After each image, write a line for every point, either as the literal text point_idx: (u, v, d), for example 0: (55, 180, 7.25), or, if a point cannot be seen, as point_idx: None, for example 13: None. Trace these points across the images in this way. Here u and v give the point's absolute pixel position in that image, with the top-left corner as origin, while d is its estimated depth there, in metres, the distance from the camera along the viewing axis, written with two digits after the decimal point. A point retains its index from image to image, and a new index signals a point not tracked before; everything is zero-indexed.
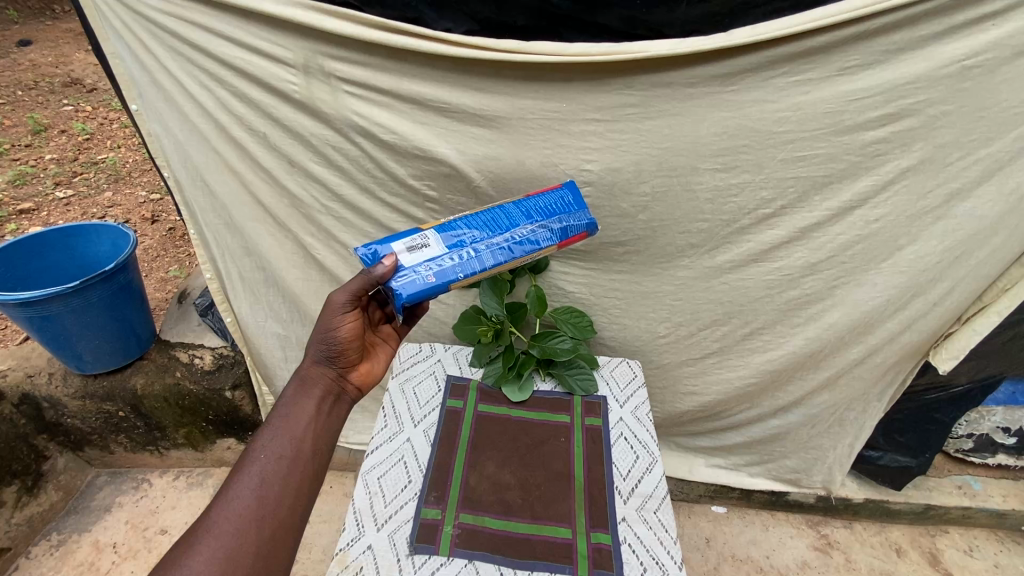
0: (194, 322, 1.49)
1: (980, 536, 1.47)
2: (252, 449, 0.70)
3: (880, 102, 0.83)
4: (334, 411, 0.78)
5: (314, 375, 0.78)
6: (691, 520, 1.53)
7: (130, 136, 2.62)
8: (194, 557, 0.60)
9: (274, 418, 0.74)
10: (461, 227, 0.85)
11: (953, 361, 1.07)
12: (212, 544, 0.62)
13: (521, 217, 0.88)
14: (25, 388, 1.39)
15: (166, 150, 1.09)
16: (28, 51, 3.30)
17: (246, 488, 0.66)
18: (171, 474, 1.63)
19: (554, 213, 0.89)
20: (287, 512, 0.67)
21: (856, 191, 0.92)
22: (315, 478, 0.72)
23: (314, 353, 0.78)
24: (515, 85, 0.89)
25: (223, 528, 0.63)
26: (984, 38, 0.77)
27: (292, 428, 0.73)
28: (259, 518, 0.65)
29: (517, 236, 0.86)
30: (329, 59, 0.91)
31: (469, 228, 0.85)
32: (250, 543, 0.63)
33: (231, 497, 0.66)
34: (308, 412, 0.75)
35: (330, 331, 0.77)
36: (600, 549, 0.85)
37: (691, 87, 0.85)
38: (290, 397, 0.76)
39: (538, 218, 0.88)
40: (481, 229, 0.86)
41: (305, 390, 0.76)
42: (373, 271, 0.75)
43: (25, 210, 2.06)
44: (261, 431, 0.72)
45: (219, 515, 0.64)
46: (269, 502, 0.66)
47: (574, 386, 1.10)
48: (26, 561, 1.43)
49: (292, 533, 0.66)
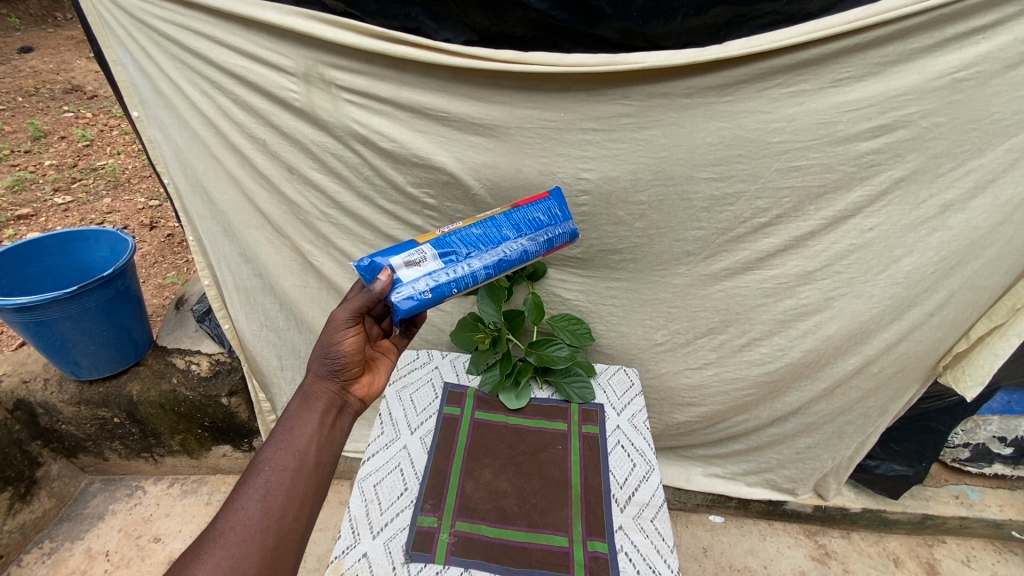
0: (190, 329, 1.50)
1: (978, 546, 1.47)
2: (257, 461, 0.69)
3: (873, 113, 0.85)
4: (338, 424, 0.77)
5: (319, 390, 0.77)
6: (688, 529, 1.52)
7: (130, 143, 2.64)
8: (200, 566, 0.60)
9: (277, 431, 0.73)
10: (456, 242, 0.84)
11: (976, 389, 1.07)
12: (218, 553, 0.61)
13: (511, 229, 0.89)
14: (21, 394, 1.39)
15: (167, 156, 1.09)
16: (30, 58, 3.33)
17: (251, 499, 0.66)
18: (165, 481, 1.62)
19: (543, 227, 0.91)
20: (290, 522, 0.67)
21: (850, 201, 0.93)
22: (319, 490, 0.71)
23: (317, 368, 0.78)
24: (512, 95, 0.90)
25: (228, 538, 0.62)
26: (974, 51, 0.79)
27: (296, 440, 0.72)
28: (263, 528, 0.64)
29: (507, 251, 0.87)
30: (329, 68, 0.92)
31: (463, 243, 0.85)
32: (255, 552, 0.62)
33: (236, 508, 0.65)
34: (311, 425, 0.74)
35: (332, 346, 0.76)
36: (597, 558, 0.85)
37: (688, 97, 0.86)
38: (293, 410, 0.75)
39: (528, 231, 0.89)
40: (474, 244, 0.85)
41: (309, 403, 0.76)
42: (372, 288, 0.75)
43: (24, 215, 2.06)
44: (266, 443, 0.71)
45: (223, 525, 0.64)
46: (273, 512, 0.66)
47: (571, 394, 1.10)
48: (17, 569, 1.41)
49: (295, 543, 0.66)
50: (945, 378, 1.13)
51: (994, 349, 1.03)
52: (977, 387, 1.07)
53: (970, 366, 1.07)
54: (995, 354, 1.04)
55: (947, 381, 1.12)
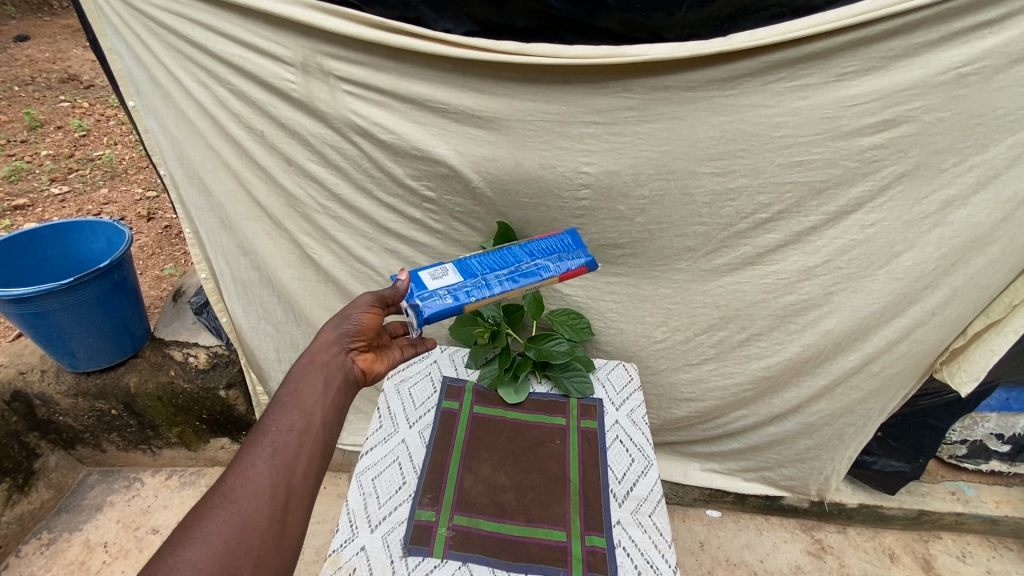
0: (188, 321, 1.49)
1: (973, 541, 1.48)
2: (264, 423, 0.69)
3: (877, 108, 0.84)
4: (342, 389, 0.77)
5: (327, 353, 0.78)
6: (685, 523, 1.53)
7: (128, 133, 2.62)
8: (212, 520, 0.58)
9: (283, 393, 0.72)
10: (475, 264, 0.92)
11: (972, 385, 1.08)
12: (229, 508, 0.60)
13: (525, 255, 0.94)
14: (17, 385, 1.38)
15: (163, 147, 1.08)
16: (26, 46, 3.29)
17: (259, 457, 0.65)
18: (163, 473, 1.62)
19: (554, 253, 0.95)
20: (299, 481, 0.65)
21: (852, 196, 0.93)
22: (326, 452, 0.70)
23: (328, 333, 0.80)
24: (513, 87, 0.89)
25: (239, 494, 0.61)
26: (980, 46, 0.78)
27: (303, 401, 0.71)
28: (272, 485, 0.63)
29: (522, 270, 0.92)
30: (327, 58, 0.91)
31: (482, 265, 0.92)
32: (265, 507, 0.61)
33: (245, 466, 0.64)
34: (317, 387, 0.74)
35: (351, 317, 0.82)
36: (595, 553, 0.85)
37: (690, 91, 0.86)
38: (299, 372, 0.75)
39: (542, 255, 0.94)
40: (492, 265, 0.92)
41: (315, 366, 0.76)
42: (396, 283, 0.87)
43: (20, 206, 2.05)
44: (272, 406, 0.71)
45: (232, 483, 0.62)
46: (282, 470, 0.65)
47: (570, 389, 1.10)
48: (15, 560, 1.41)
49: (305, 500, 0.64)
50: (940, 374, 1.13)
51: (990, 345, 1.05)
52: (973, 383, 1.09)
53: (966, 362, 1.08)
54: (991, 349, 1.05)
55: (943, 377, 1.13)
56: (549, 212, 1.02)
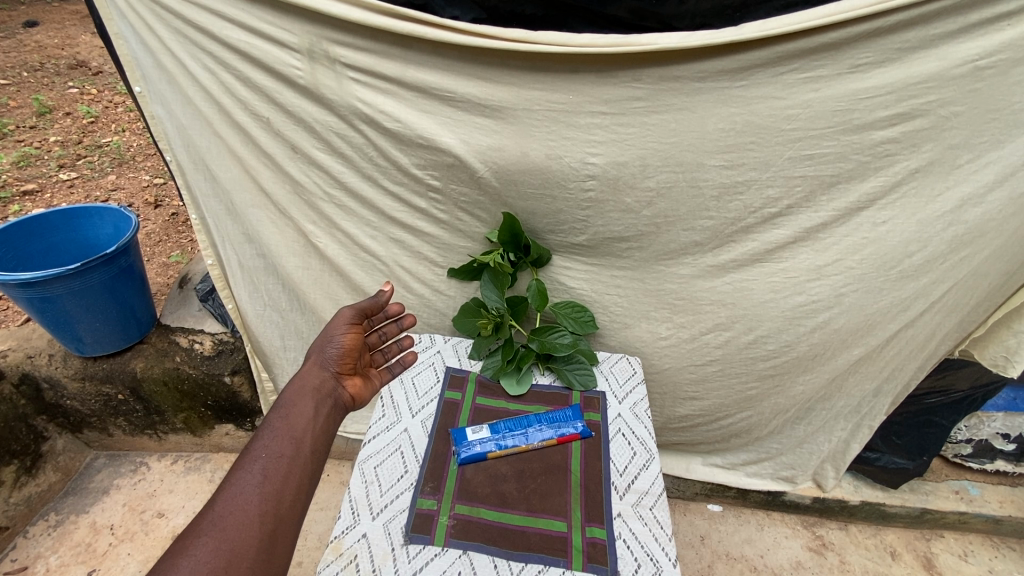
0: (194, 308, 1.50)
1: (975, 541, 1.47)
2: (253, 449, 0.69)
3: (891, 101, 0.83)
4: (331, 414, 0.79)
5: (315, 375, 0.83)
6: (686, 517, 1.53)
7: (135, 120, 2.62)
8: (199, 548, 0.57)
9: (273, 420, 0.73)
10: (507, 421, 1.02)
11: None
12: (218, 535, 0.58)
13: (544, 419, 1.03)
14: (25, 368, 1.40)
15: (169, 132, 1.08)
16: (35, 32, 3.31)
17: (249, 484, 0.64)
18: (169, 458, 1.64)
19: (568, 419, 1.02)
20: (287, 508, 0.64)
21: (863, 191, 0.91)
22: (314, 480, 0.70)
23: (316, 357, 0.86)
24: (521, 76, 0.89)
25: (227, 522, 0.60)
26: (998, 38, 0.77)
27: (292, 428, 0.72)
28: (261, 513, 0.62)
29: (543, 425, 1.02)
30: (334, 44, 0.91)
31: (512, 422, 1.02)
32: (255, 535, 0.60)
33: (234, 492, 0.63)
34: (307, 412, 0.76)
35: (335, 337, 0.88)
36: (595, 544, 0.85)
37: (701, 81, 0.85)
38: (289, 398, 0.78)
39: (559, 421, 1.02)
40: (519, 423, 1.02)
41: (304, 392, 0.79)
42: (378, 296, 0.96)
43: (29, 191, 2.06)
44: (261, 433, 0.71)
45: (222, 510, 0.61)
46: (270, 498, 0.64)
47: (573, 380, 1.11)
48: (23, 540, 1.43)
49: (293, 529, 0.64)
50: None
51: None
52: None
53: None
54: None
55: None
56: (555, 203, 1.01)
